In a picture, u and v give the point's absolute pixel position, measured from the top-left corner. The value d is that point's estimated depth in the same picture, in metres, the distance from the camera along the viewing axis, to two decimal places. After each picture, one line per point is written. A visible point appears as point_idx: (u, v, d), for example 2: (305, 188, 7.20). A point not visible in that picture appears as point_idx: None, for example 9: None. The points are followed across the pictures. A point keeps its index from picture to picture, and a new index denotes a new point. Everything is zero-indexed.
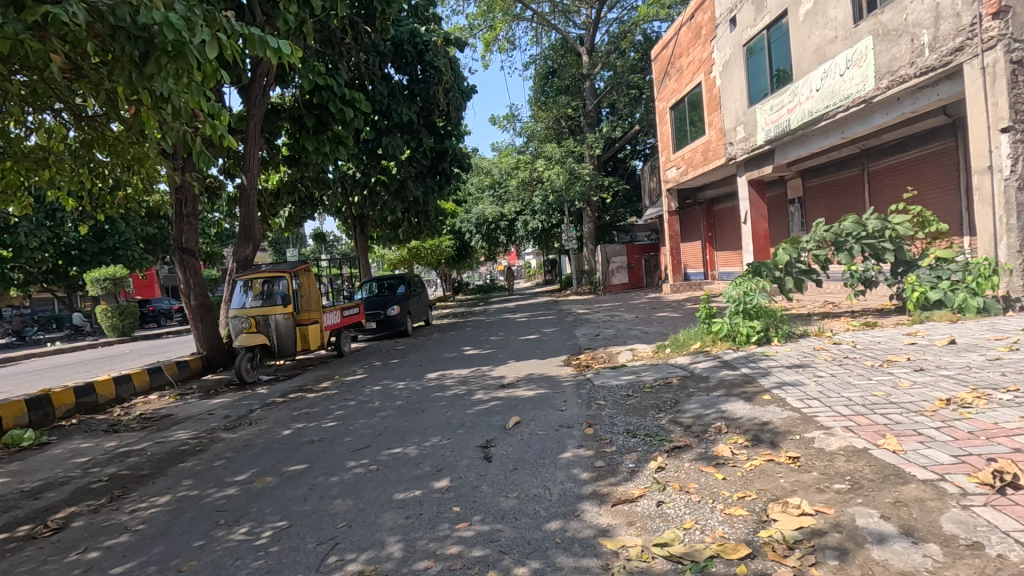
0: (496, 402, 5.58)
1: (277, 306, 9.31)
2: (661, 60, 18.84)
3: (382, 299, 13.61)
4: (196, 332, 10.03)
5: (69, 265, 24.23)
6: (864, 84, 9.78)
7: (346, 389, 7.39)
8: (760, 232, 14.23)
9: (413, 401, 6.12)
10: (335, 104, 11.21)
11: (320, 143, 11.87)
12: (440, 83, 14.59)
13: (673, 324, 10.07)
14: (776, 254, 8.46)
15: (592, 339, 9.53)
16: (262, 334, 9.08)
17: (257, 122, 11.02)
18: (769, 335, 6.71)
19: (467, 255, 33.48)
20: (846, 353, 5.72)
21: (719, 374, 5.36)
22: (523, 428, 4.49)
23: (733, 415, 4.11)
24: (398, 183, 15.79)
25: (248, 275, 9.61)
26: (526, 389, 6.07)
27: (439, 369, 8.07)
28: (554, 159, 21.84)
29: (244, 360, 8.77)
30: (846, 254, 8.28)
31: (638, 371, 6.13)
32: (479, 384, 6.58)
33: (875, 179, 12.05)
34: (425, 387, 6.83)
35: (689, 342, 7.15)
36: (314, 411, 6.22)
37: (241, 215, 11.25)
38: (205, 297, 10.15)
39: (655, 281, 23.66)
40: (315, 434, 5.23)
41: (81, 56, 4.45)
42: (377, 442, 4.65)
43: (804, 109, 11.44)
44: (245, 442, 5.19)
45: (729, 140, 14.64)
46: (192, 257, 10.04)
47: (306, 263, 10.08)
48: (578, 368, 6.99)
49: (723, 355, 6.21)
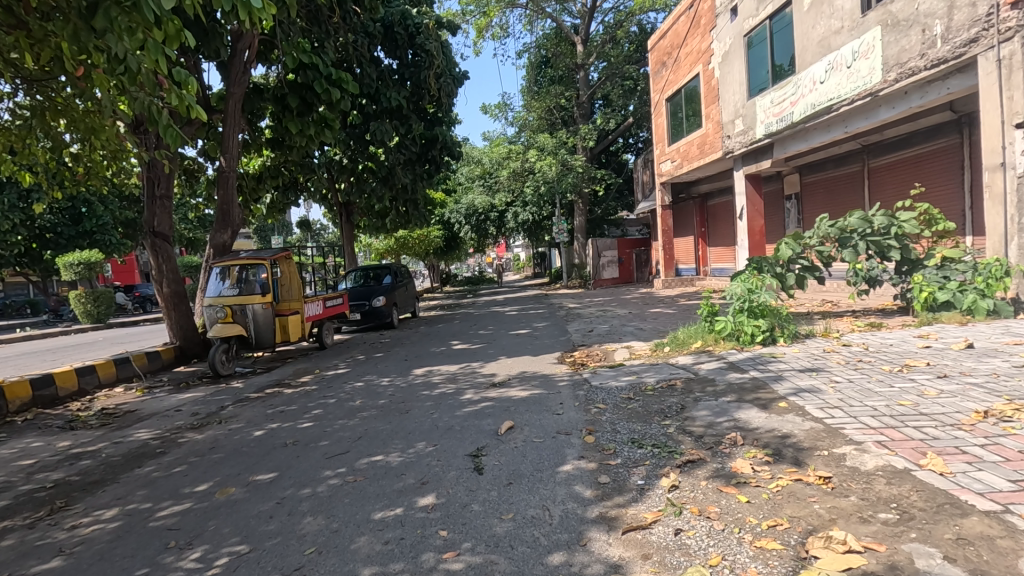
0: (487, 403, 5.18)
1: (255, 295, 8.80)
2: (657, 51, 18.40)
3: (368, 289, 13.15)
4: (169, 321, 9.50)
5: (43, 248, 23.37)
6: (871, 76, 9.45)
7: (327, 385, 6.95)
8: (757, 228, 13.94)
9: (398, 400, 5.70)
10: (321, 84, 10.65)
11: (305, 126, 11.31)
12: (432, 67, 14.10)
13: (669, 321, 9.73)
14: (778, 250, 8.16)
15: (586, 335, 9.16)
16: (239, 324, 8.58)
17: (236, 101, 10.45)
18: (775, 335, 6.38)
19: (456, 246, 32.96)
20: (858, 355, 5.39)
21: (726, 377, 5.00)
22: (517, 434, 4.11)
23: (748, 425, 3.75)
24: (385, 170, 15.19)
25: (225, 262, 9.11)
26: (518, 388, 5.68)
27: (426, 365, 7.66)
28: (547, 150, 21.37)
29: (219, 352, 8.29)
30: (851, 252, 7.99)
31: (637, 371, 5.77)
32: (469, 383, 6.17)
33: (875, 176, 11.79)
34: (411, 384, 6.42)
35: (689, 340, 6.81)
36: (290, 410, 5.77)
37: (219, 199, 10.67)
38: (179, 284, 9.60)
39: (645, 276, 23.51)
40: (289, 436, 4.79)
41: (22, 6, 3.95)
42: (356, 447, 4.25)
43: (806, 102, 11.10)
44: (211, 445, 4.73)
45: (727, 133, 14.30)
46: (166, 241, 9.47)
47: (289, 251, 9.55)
48: (573, 366, 6.62)
49: (728, 356, 5.87)
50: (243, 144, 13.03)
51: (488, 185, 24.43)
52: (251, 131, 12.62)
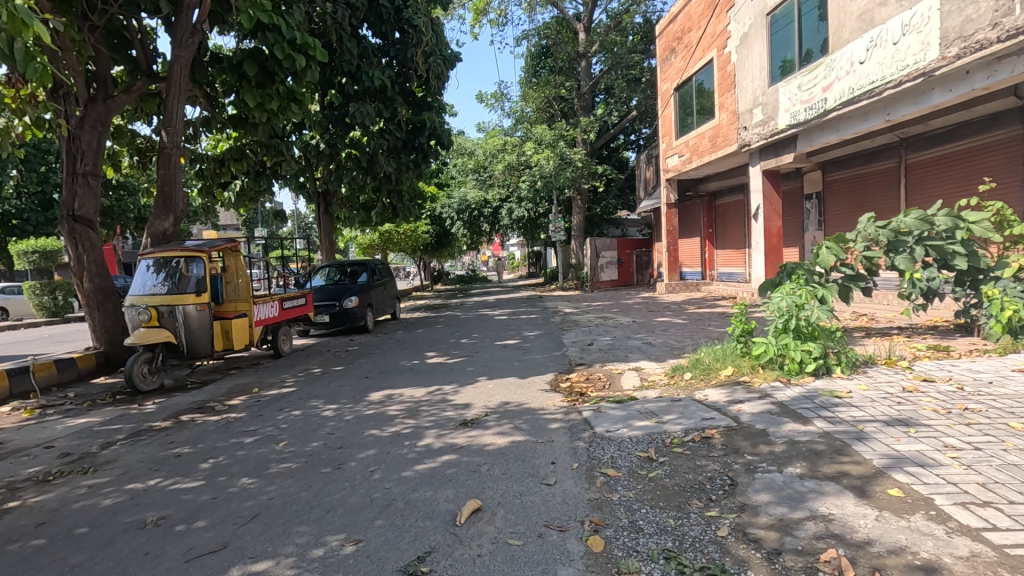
0: (451, 458, 3.74)
1: (188, 294, 7.34)
2: (666, 36, 17.01)
3: (339, 288, 11.71)
4: (91, 321, 8.08)
5: (8, 236, 21.46)
6: (924, 53, 8.09)
7: (258, 411, 5.49)
8: (774, 231, 12.56)
9: (334, 444, 4.25)
10: (283, 49, 8.99)
11: (266, 98, 9.84)
12: (420, 44, 12.61)
13: (682, 335, 8.28)
14: (817, 254, 6.73)
15: (585, 350, 7.75)
16: (167, 329, 7.11)
17: (183, 66, 8.97)
18: (829, 363, 4.95)
19: (448, 243, 31.53)
20: (957, 398, 3.98)
21: (785, 431, 3.57)
22: (484, 530, 2.70)
23: (851, 535, 2.31)
24: (368, 157, 13.48)
25: (156, 253, 7.64)
26: (494, 432, 4.23)
27: (387, 386, 6.21)
28: (544, 143, 19.92)
29: (140, 363, 6.80)
30: (904, 258, 6.68)
31: (656, 412, 4.32)
32: (433, 418, 4.74)
33: (914, 173, 10.47)
34: (358, 416, 4.95)
35: (716, 365, 5.37)
36: (190, 452, 4.30)
37: (160, 179, 9.13)
38: (106, 279, 8.20)
39: (645, 280, 21.94)
40: (161, 503, 3.32)
41: None
42: (243, 537, 2.81)
43: (842, 86, 9.70)
44: (46, 513, 3.27)
45: (743, 123, 12.94)
46: (88, 227, 7.99)
47: (236, 242, 8.24)
48: (570, 397, 5.15)
49: (775, 394, 4.44)
50: (202, 120, 11.57)
51: (482, 179, 23.00)
52: (211, 105, 11.10)
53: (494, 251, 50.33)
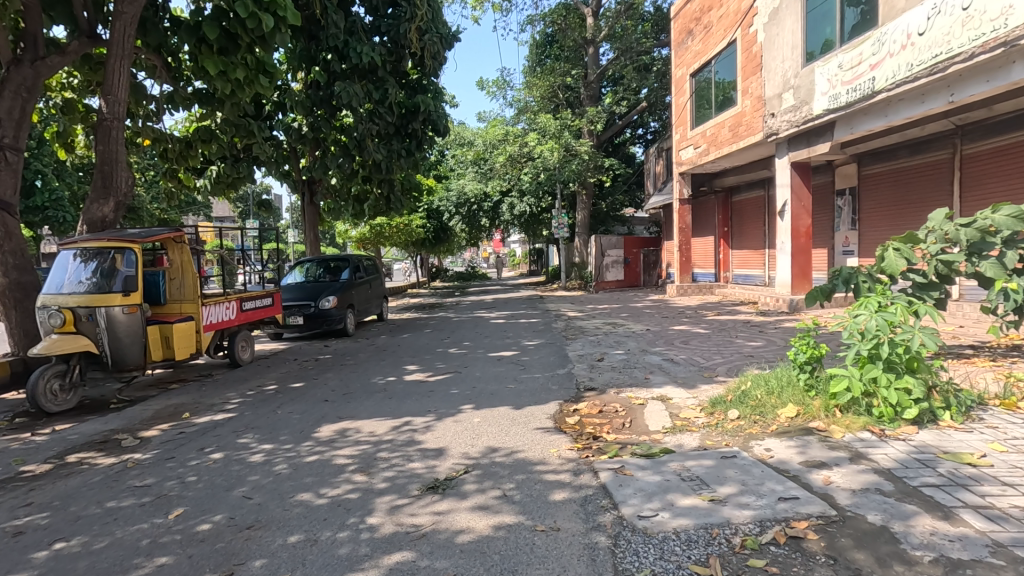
0: (404, 562, 2.44)
1: (113, 294, 6.01)
2: (683, 17, 15.64)
3: (316, 286, 10.43)
4: (8, 323, 6.86)
5: None
6: (1005, 19, 6.77)
7: (171, 451, 4.18)
8: (803, 229, 11.22)
9: (246, 519, 2.96)
10: (246, 6, 7.53)
11: (231, 67, 8.51)
12: (414, 19, 11.26)
13: (710, 351, 6.98)
14: (882, 257, 5.41)
15: (595, 368, 6.45)
16: (87, 336, 5.81)
17: (128, 24, 7.58)
18: (934, 409, 3.64)
19: (446, 239, 30.23)
20: None
21: (928, 537, 2.28)
22: None
23: None
24: (355, 143, 11.99)
25: (81, 243, 6.27)
26: (472, 507, 2.95)
27: (347, 414, 4.91)
28: (549, 134, 18.47)
29: (47, 379, 5.53)
30: (993, 263, 5.35)
31: (706, 481, 3.03)
32: (394, 476, 3.43)
33: (972, 166, 9.14)
34: (295, 467, 3.66)
35: (773, 403, 4.08)
36: (40, 527, 3.00)
37: (98, 156, 7.82)
38: (27, 272, 6.94)
39: (653, 280, 20.55)
40: None
41: None
42: None
43: (896, 62, 8.38)
44: None
45: (771, 109, 11.61)
46: (5, 211, 6.70)
47: (182, 232, 6.93)
48: (580, 444, 3.85)
49: (871, 456, 3.17)
50: (165, 96, 10.23)
51: (482, 171, 21.68)
52: (173, 78, 9.76)
53: (494, 246, 48.97)
